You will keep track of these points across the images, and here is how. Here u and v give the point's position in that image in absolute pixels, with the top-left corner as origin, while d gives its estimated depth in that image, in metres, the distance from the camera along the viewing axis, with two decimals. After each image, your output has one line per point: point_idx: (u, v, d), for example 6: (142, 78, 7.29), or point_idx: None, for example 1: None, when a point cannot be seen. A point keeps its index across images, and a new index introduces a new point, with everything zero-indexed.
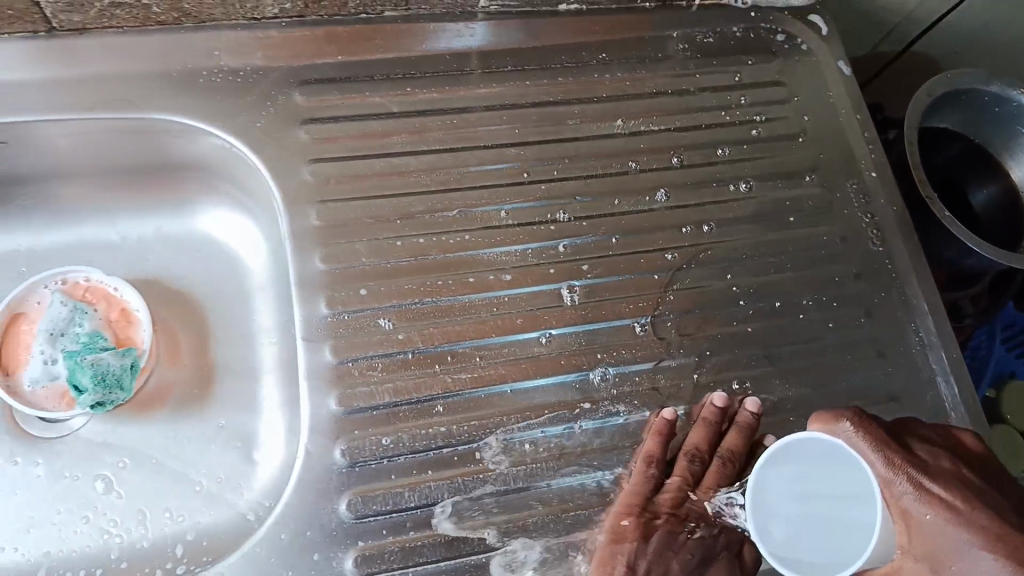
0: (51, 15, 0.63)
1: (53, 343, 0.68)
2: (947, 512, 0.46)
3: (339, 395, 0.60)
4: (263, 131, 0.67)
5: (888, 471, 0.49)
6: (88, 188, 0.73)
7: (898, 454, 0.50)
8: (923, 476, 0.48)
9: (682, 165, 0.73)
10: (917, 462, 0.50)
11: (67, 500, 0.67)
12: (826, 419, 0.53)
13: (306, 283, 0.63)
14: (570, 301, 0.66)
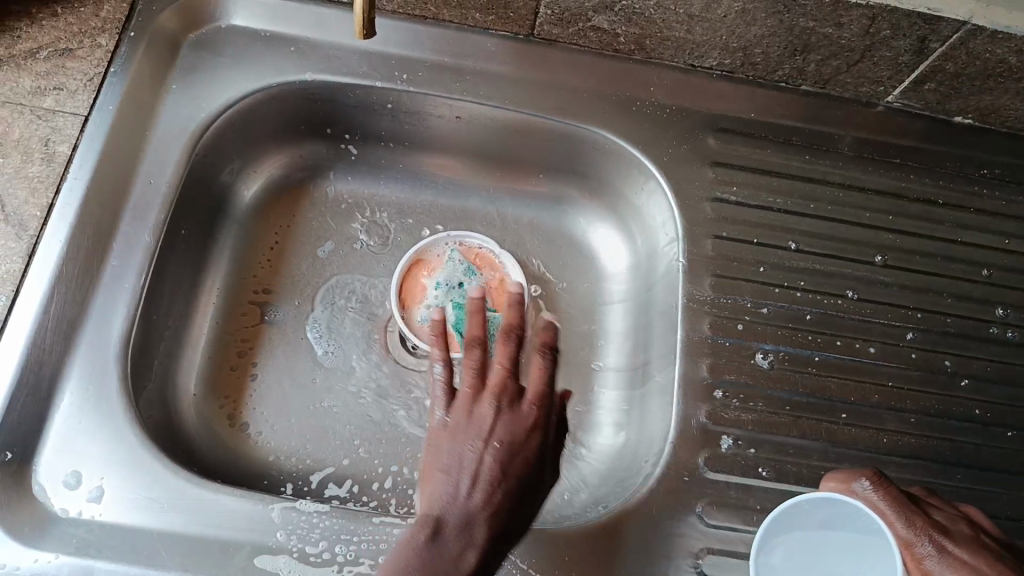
0: (536, 24, 0.74)
1: (445, 292, 0.78)
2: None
3: (709, 407, 0.66)
4: (676, 161, 0.75)
5: (910, 533, 0.51)
6: (494, 168, 0.84)
7: (918, 515, 0.52)
8: (945, 539, 0.50)
9: (919, 270, 0.74)
10: (939, 527, 0.51)
11: (415, 427, 0.76)
12: (847, 477, 0.54)
13: (694, 302, 0.69)
14: (764, 365, 0.68)
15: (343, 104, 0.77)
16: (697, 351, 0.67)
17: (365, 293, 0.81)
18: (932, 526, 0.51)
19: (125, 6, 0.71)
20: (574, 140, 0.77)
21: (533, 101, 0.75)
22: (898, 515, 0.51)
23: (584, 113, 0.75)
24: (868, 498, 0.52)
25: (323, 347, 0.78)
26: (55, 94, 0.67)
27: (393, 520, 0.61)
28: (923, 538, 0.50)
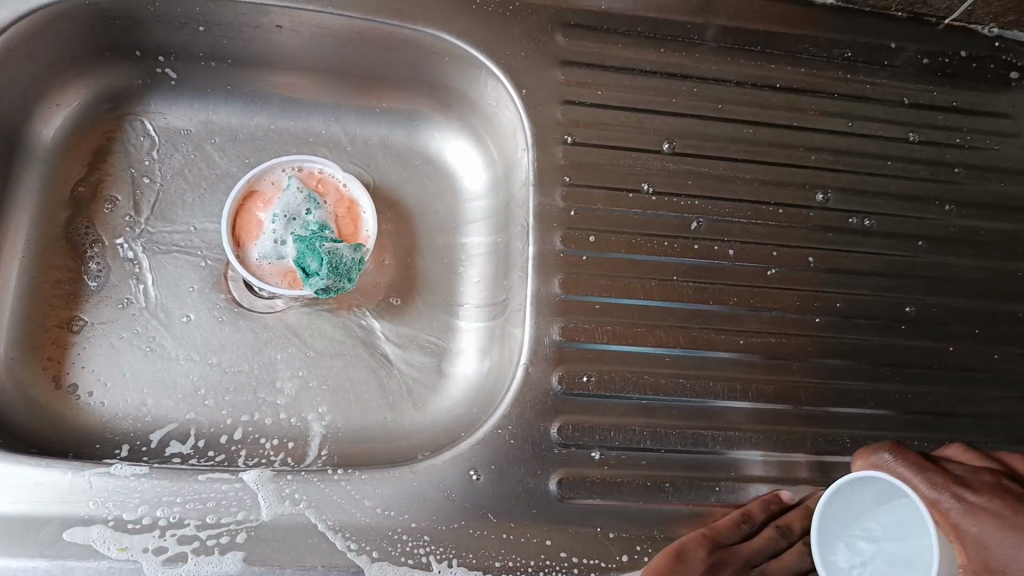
0: None
1: (283, 225, 0.71)
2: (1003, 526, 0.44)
3: (563, 325, 0.62)
4: (522, 63, 0.68)
5: (933, 491, 0.48)
6: (336, 85, 0.77)
7: (938, 474, 0.49)
8: (965, 490, 0.47)
9: (780, 164, 0.70)
10: (957, 479, 0.48)
11: (264, 372, 0.70)
12: (869, 453, 0.51)
13: (545, 215, 0.64)
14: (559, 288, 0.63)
15: (143, 19, 0.69)
16: (548, 267, 0.63)
17: (201, 233, 0.74)
18: (950, 483, 0.48)
19: None
20: (409, 46, 0.70)
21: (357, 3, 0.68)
22: (918, 474, 0.49)
23: (415, 15, 0.68)
24: (891, 466, 0.50)
25: (155, 295, 0.71)
26: None
27: (222, 476, 0.56)
28: (947, 493, 0.47)
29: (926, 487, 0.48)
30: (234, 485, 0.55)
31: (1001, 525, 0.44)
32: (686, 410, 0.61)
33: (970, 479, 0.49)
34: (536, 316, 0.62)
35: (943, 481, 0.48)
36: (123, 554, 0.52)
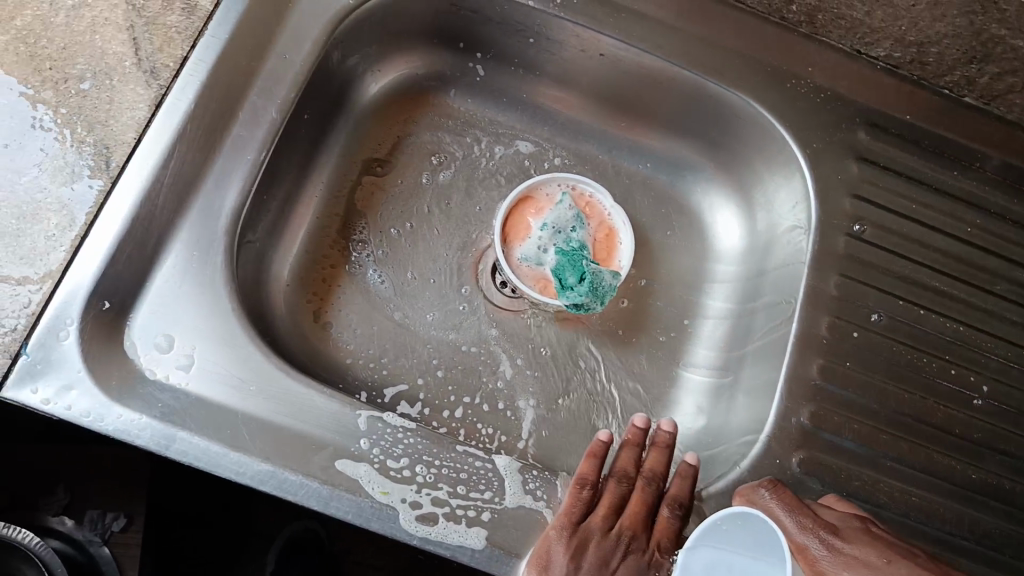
0: None
1: (548, 235, 0.74)
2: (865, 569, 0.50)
3: (813, 410, 0.63)
4: (822, 149, 0.71)
5: (800, 534, 0.53)
6: (622, 119, 0.81)
7: (813, 518, 0.54)
8: (835, 537, 0.52)
9: None
10: (830, 526, 0.53)
11: (492, 361, 0.74)
12: (749, 491, 0.57)
13: (815, 298, 0.67)
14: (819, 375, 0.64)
15: (485, 18, 0.73)
16: (808, 349, 0.65)
17: (463, 216, 0.78)
18: (819, 528, 0.53)
19: None
20: (717, 106, 0.74)
21: (685, 57, 0.71)
22: (790, 515, 0.54)
23: (733, 78, 0.72)
24: (768, 506, 0.55)
25: (414, 262, 0.76)
26: None
27: (476, 452, 0.59)
28: (813, 534, 0.53)
29: (797, 529, 0.53)
30: (485, 464, 0.59)
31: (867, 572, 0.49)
32: (910, 528, 0.61)
33: (837, 522, 0.54)
34: (787, 393, 0.64)
35: (812, 523, 0.53)
36: (383, 498, 0.55)
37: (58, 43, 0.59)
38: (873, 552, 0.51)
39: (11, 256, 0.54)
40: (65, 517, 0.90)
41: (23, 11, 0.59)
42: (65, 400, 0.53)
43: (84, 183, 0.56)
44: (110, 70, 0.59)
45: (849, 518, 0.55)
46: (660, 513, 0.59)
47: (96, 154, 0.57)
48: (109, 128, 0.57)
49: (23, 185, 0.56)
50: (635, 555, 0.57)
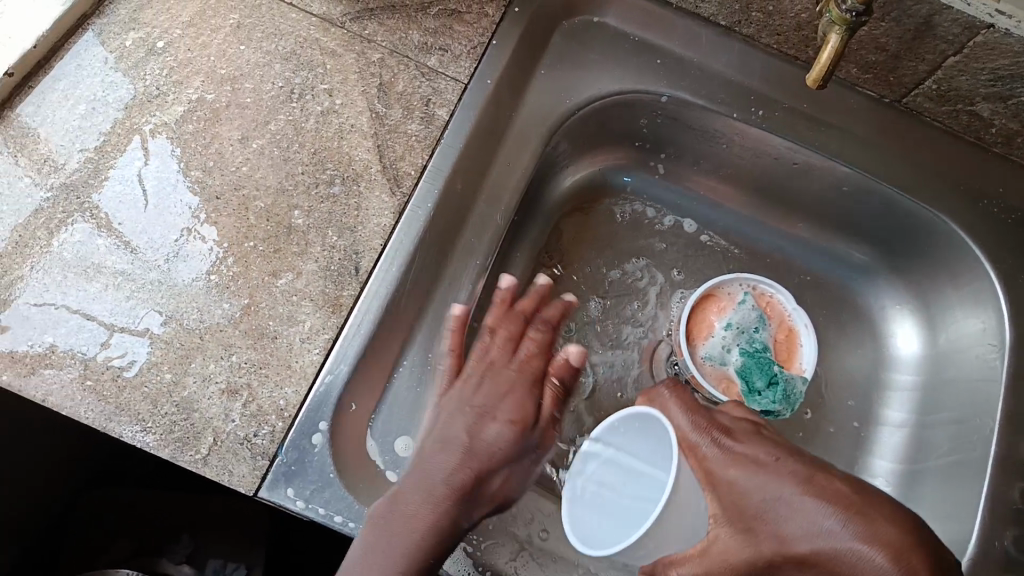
0: (912, 92, 0.71)
1: (731, 333, 0.75)
2: (754, 467, 0.45)
3: (1019, 533, 0.62)
4: (1016, 265, 0.70)
5: (691, 430, 0.50)
6: (799, 220, 0.82)
7: (709, 419, 0.50)
8: (728, 437, 0.48)
9: None
10: (723, 425, 0.50)
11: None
12: (651, 392, 0.55)
13: (1013, 420, 0.66)
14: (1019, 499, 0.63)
15: (683, 123, 0.76)
16: (1010, 473, 0.64)
17: (638, 308, 0.78)
18: (713, 428, 0.50)
19: None
20: (906, 213, 0.74)
21: (883, 171, 0.73)
22: (685, 415, 0.51)
23: (925, 194, 0.72)
24: (668, 407, 0.52)
25: (593, 353, 0.76)
26: (439, 54, 0.66)
27: None
28: (705, 436, 0.49)
29: (688, 425, 0.50)
30: None
31: (756, 468, 0.45)
32: None
33: (732, 425, 0.50)
34: (987, 516, 0.63)
35: (705, 422, 0.50)
36: None
37: (309, 147, 0.61)
38: (751, 446, 0.47)
39: (269, 358, 0.56)
40: (186, 566, 0.84)
41: (277, 115, 0.62)
42: (320, 500, 0.54)
43: (334, 287, 0.58)
44: (357, 175, 0.61)
45: (743, 420, 0.51)
46: (547, 360, 0.61)
47: (345, 258, 0.59)
48: (357, 234, 0.60)
49: (280, 287, 0.57)
50: (513, 416, 0.57)
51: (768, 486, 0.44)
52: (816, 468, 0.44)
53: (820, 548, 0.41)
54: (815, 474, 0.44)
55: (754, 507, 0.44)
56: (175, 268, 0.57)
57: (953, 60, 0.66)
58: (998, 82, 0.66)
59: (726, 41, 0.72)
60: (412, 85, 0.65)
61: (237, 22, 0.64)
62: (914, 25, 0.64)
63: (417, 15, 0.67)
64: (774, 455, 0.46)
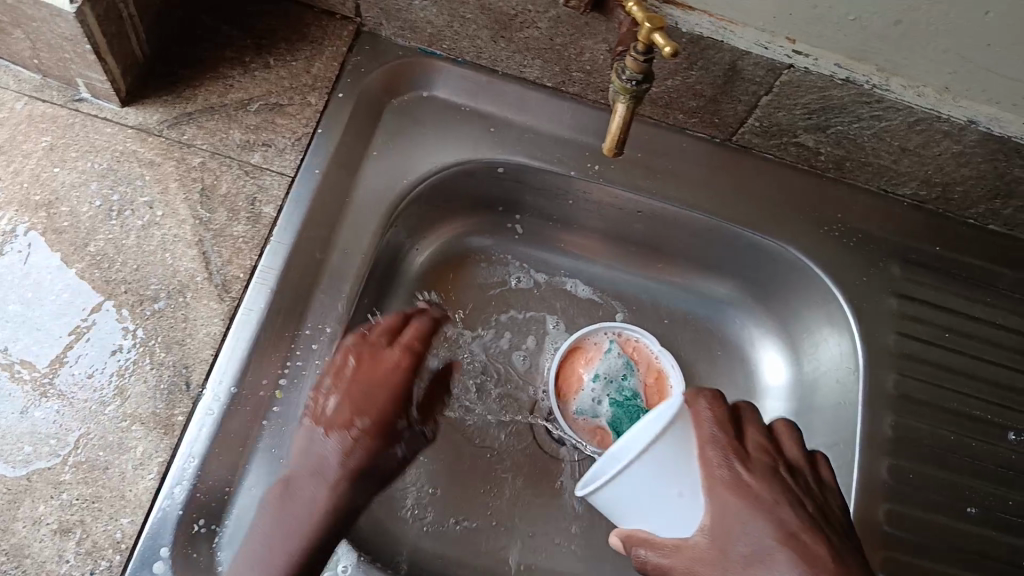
0: (741, 132, 0.73)
1: (600, 384, 0.76)
2: (751, 505, 0.51)
3: (883, 555, 0.65)
4: (862, 289, 0.73)
5: (716, 456, 0.53)
6: (658, 262, 0.83)
7: (723, 445, 0.54)
8: (740, 484, 0.52)
9: None
10: (742, 466, 0.53)
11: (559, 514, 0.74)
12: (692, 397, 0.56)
13: (872, 443, 0.68)
14: (880, 522, 0.66)
15: (527, 185, 0.77)
16: (872, 497, 0.66)
17: (506, 368, 0.79)
18: (730, 454, 0.53)
19: (336, 64, 0.70)
20: (754, 250, 0.76)
21: (723, 209, 0.75)
22: (711, 444, 0.54)
23: (767, 227, 0.74)
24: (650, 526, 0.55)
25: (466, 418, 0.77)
26: (263, 150, 0.66)
27: None
28: (724, 464, 0.53)
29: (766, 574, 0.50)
30: None
31: (746, 502, 0.51)
32: None
33: (751, 454, 0.54)
34: (858, 541, 0.65)
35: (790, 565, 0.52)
36: None
37: (132, 265, 0.61)
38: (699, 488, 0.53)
39: (102, 491, 0.54)
40: None
41: (97, 236, 0.61)
42: None
43: (166, 407, 0.57)
44: (183, 287, 0.61)
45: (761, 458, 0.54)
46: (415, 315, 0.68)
47: (176, 375, 0.58)
48: (186, 347, 0.59)
49: (108, 414, 0.56)
50: (381, 356, 0.63)
51: (755, 522, 0.50)
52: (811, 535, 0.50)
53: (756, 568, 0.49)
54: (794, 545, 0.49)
55: (729, 543, 0.50)
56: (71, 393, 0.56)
57: (767, 99, 0.68)
58: (813, 115, 0.68)
59: (555, 101, 0.74)
60: (235, 186, 0.64)
61: (49, 143, 0.63)
62: (721, 71, 0.66)
63: (237, 112, 0.66)
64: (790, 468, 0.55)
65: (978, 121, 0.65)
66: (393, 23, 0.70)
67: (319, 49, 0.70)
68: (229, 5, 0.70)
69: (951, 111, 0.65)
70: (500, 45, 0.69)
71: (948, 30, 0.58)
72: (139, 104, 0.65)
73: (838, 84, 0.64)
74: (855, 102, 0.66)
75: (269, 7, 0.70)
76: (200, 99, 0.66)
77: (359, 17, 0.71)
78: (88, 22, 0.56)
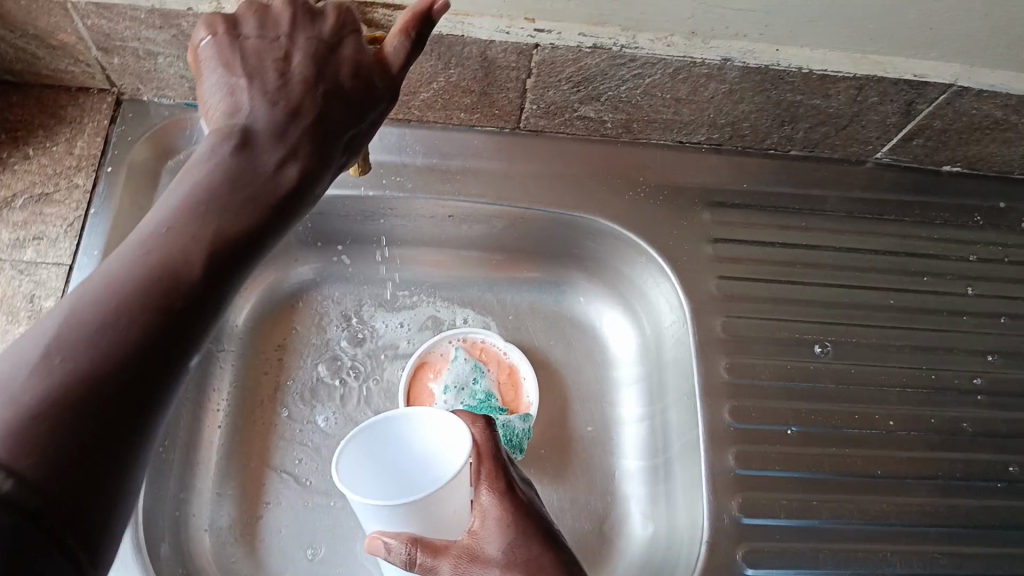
0: (523, 117, 0.73)
1: (451, 395, 0.74)
2: (508, 539, 0.47)
3: (742, 498, 0.64)
4: (677, 242, 0.74)
5: (487, 499, 0.49)
6: (490, 258, 0.82)
7: (491, 482, 0.50)
8: (494, 516, 0.48)
9: (914, 326, 0.75)
10: (497, 492, 0.49)
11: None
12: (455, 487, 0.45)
13: (714, 389, 0.68)
14: (733, 465, 0.65)
15: (332, 214, 0.76)
16: (723, 441, 0.66)
17: (353, 399, 0.76)
18: (496, 493, 0.49)
19: (99, 139, 0.69)
20: (569, 226, 0.76)
21: (526, 194, 0.74)
22: (483, 490, 0.49)
23: (573, 201, 0.74)
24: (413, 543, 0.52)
25: (319, 460, 0.73)
26: (35, 245, 0.64)
27: None
28: (482, 502, 0.49)
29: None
30: None
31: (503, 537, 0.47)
32: None
33: (487, 482, 0.50)
34: (713, 490, 0.64)
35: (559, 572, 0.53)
36: None
37: None
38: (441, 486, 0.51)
39: None
40: None
41: None
42: None
43: None
44: None
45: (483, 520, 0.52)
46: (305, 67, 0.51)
47: None
48: None
49: None
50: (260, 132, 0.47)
51: (506, 558, 0.47)
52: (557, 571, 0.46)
53: None
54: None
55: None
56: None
57: (532, 82, 0.68)
58: (580, 87, 0.68)
59: None
60: (8, 286, 0.62)
61: None
62: (476, 63, 0.66)
63: (0, 211, 0.65)
64: (521, 486, 0.51)
65: (735, 58, 0.66)
66: (149, 85, 0.69)
67: (80, 128, 0.69)
68: None
69: (705, 54, 0.65)
70: None
71: None
72: None
73: (589, 53, 0.65)
74: (612, 65, 0.66)
75: (17, 97, 0.69)
76: None
77: (115, 86, 0.70)
78: None
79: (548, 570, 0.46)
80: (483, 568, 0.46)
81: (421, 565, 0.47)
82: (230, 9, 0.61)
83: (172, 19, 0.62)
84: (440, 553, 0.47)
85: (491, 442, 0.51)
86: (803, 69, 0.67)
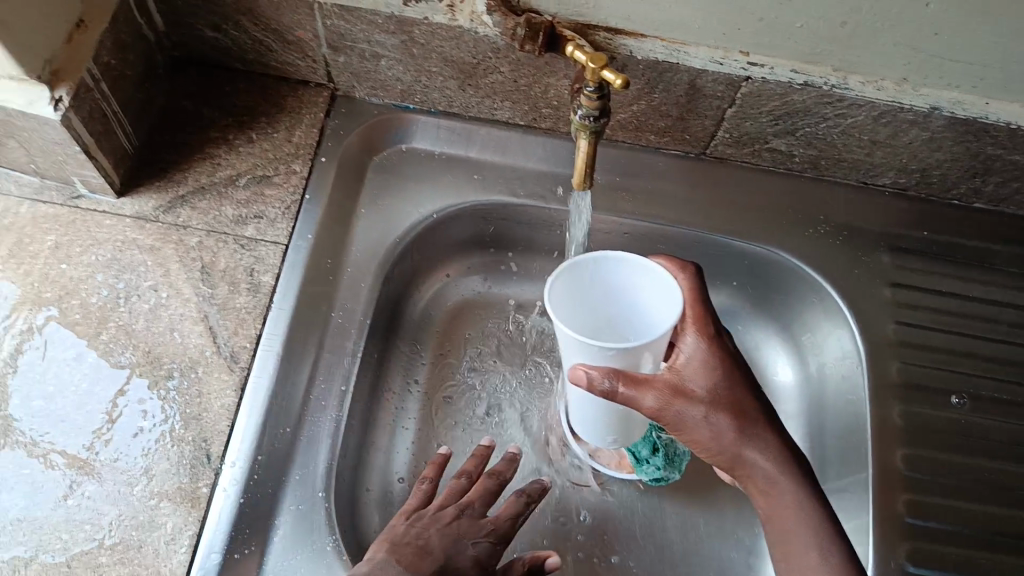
0: (712, 144, 0.75)
1: None
2: (728, 426, 0.57)
3: (909, 542, 0.65)
4: (856, 281, 0.74)
5: (686, 376, 0.57)
6: None
7: (698, 354, 0.58)
8: (700, 396, 0.57)
9: None
10: (705, 376, 0.58)
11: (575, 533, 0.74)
12: (664, 394, 0.55)
13: (885, 432, 0.69)
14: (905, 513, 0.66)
15: (512, 221, 0.79)
16: (893, 486, 0.67)
17: (513, 397, 0.80)
18: (696, 371, 0.58)
19: (315, 130, 0.74)
20: (742, 256, 0.77)
21: (708, 219, 0.76)
22: (693, 373, 0.58)
23: (753, 231, 0.76)
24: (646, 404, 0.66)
25: (475, 452, 0.77)
26: (255, 222, 0.69)
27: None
28: (682, 376, 0.57)
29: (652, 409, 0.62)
30: None
31: (708, 411, 0.57)
32: None
33: (690, 373, 0.58)
34: (878, 535, 0.65)
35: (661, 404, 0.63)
36: None
37: (143, 347, 0.64)
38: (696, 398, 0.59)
39: (137, 569, 0.56)
40: None
41: (107, 323, 0.64)
42: None
43: (191, 480, 0.60)
44: (194, 362, 0.63)
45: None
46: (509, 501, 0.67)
47: (196, 448, 0.61)
48: (203, 420, 0.62)
49: (136, 493, 0.59)
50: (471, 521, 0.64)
51: (722, 439, 0.57)
52: (750, 412, 0.58)
53: (754, 477, 0.58)
54: (744, 423, 0.57)
55: (704, 447, 0.58)
56: (125, 457, 0.60)
57: (732, 111, 0.70)
58: (780, 121, 0.70)
59: (531, 139, 0.77)
60: (233, 260, 0.67)
61: (54, 242, 0.67)
62: (684, 91, 0.68)
63: (227, 189, 0.70)
64: (722, 335, 0.61)
65: (942, 107, 0.66)
66: (365, 84, 0.74)
67: (298, 118, 0.74)
68: (207, 91, 0.74)
69: (913, 100, 0.66)
70: (469, 92, 0.73)
71: (894, 24, 0.60)
72: (134, 193, 0.69)
73: (798, 89, 0.66)
74: (818, 103, 0.67)
75: (243, 86, 0.75)
76: (192, 181, 0.70)
77: (333, 83, 0.75)
78: (74, 125, 0.60)
79: (746, 408, 0.58)
80: (688, 406, 0.56)
81: (622, 395, 0.54)
82: (463, 21, 0.64)
83: (407, 27, 0.66)
84: (646, 388, 0.54)
85: (697, 284, 0.60)
86: (1010, 124, 0.67)
